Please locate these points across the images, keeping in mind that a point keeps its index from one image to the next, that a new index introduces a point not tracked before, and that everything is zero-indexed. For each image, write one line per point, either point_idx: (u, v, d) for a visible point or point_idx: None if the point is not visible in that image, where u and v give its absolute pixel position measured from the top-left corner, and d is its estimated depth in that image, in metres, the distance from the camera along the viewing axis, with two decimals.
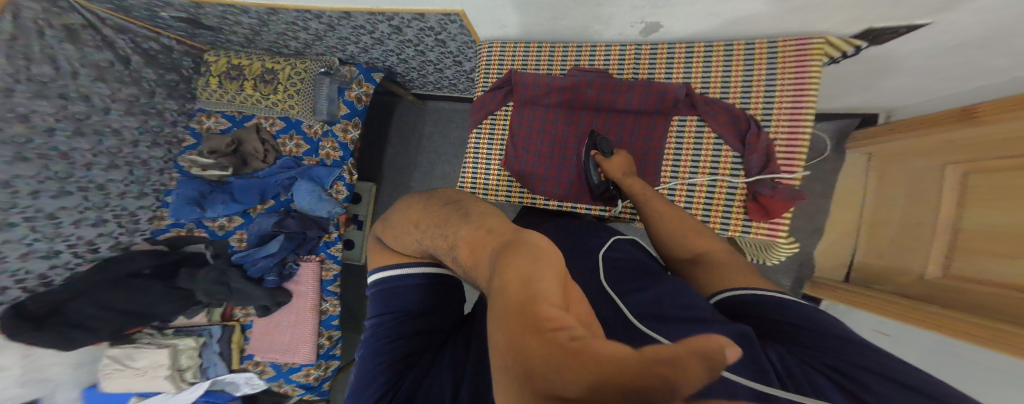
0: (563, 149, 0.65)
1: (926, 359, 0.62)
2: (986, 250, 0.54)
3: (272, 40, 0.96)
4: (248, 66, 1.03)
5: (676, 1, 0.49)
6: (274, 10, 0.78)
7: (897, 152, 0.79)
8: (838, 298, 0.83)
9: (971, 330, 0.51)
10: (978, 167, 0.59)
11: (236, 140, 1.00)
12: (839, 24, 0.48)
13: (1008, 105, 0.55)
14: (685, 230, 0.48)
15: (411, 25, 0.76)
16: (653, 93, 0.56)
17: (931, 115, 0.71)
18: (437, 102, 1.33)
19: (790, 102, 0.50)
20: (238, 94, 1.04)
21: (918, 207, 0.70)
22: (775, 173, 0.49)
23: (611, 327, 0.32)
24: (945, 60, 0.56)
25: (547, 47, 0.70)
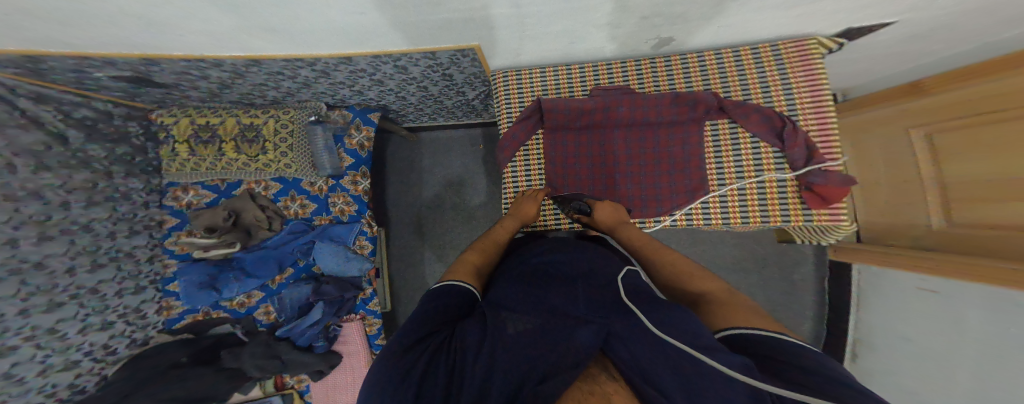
0: (604, 169, 0.66)
1: (944, 305, 0.69)
2: (978, 198, 0.63)
3: (246, 91, 0.87)
4: (220, 121, 0.93)
5: (693, 19, 0.53)
6: (256, 61, 0.70)
7: (860, 125, 0.93)
8: (861, 259, 0.91)
9: (987, 271, 0.58)
10: (942, 128, 0.70)
11: (232, 211, 0.92)
12: (830, 26, 0.56)
13: (950, 78, 0.68)
14: (684, 276, 0.44)
15: (418, 62, 0.74)
16: (683, 104, 0.61)
17: (884, 92, 0.85)
18: (431, 131, 1.31)
19: (809, 95, 0.58)
20: (218, 159, 0.93)
21: (902, 167, 0.80)
22: (822, 162, 0.53)
23: (626, 342, 0.29)
24: (898, 49, 0.66)
25: (563, 70, 0.72)
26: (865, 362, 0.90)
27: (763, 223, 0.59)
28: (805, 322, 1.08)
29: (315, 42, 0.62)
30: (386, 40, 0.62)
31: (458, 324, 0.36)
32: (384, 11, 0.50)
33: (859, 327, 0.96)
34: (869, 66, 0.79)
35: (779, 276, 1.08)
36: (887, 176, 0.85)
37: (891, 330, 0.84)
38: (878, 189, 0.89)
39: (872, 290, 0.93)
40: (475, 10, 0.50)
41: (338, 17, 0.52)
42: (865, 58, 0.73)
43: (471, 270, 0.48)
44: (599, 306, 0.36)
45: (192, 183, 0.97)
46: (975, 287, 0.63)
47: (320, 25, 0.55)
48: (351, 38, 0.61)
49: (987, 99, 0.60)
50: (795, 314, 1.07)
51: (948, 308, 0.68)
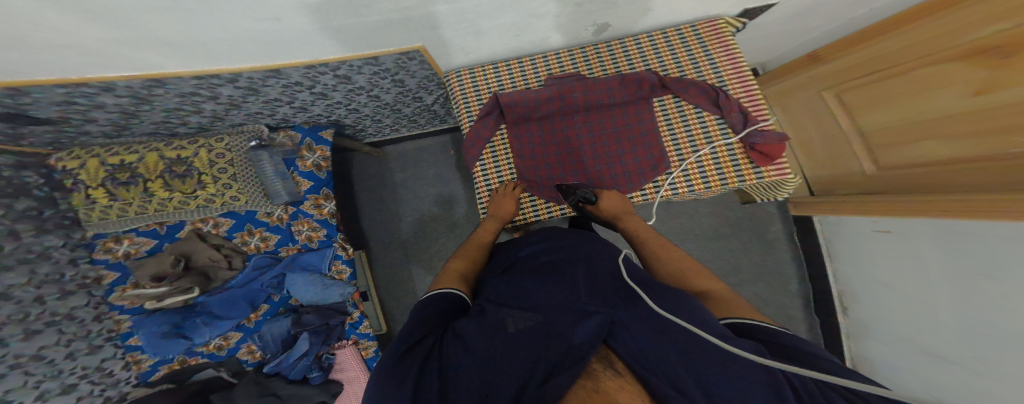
0: (571, 155, 0.69)
1: (927, 237, 0.72)
2: (900, 140, 0.71)
3: (160, 119, 0.80)
4: (138, 158, 0.85)
5: (618, 4, 0.58)
6: (158, 81, 0.63)
7: (780, 92, 1.03)
8: (821, 211, 0.99)
9: (934, 207, 0.65)
10: (847, 88, 0.80)
11: (182, 255, 0.86)
12: (730, 7, 0.64)
13: (841, 47, 0.79)
14: (686, 269, 0.50)
15: (362, 70, 0.74)
16: (630, 84, 0.65)
17: (791, 63, 0.97)
18: (397, 145, 1.30)
19: (731, 68, 0.65)
20: (148, 200, 0.86)
21: (824, 122, 0.89)
22: (756, 124, 0.60)
23: (633, 335, 0.32)
24: (789, 25, 0.77)
25: (514, 64, 0.74)
26: (860, 314, 0.95)
27: (723, 184, 0.63)
28: (783, 274, 1.15)
29: (220, 47, 0.54)
30: (309, 47, 0.59)
31: (451, 324, 0.39)
32: (301, 17, 0.48)
33: (839, 279, 1.02)
34: (776, 40, 0.89)
35: (751, 236, 1.17)
36: (817, 135, 0.93)
37: (867, 275, 0.91)
38: (812, 145, 0.97)
39: (840, 239, 0.99)
40: (408, 9, 0.50)
41: (242, 26, 0.48)
42: (773, 33, 0.82)
43: (458, 276, 0.52)
44: (597, 294, 0.39)
45: (124, 231, 0.86)
46: (928, 225, 0.71)
47: (223, 35, 0.50)
48: (269, 47, 0.57)
49: (881, 59, 0.70)
50: (772, 270, 1.15)
51: (909, 243, 0.76)
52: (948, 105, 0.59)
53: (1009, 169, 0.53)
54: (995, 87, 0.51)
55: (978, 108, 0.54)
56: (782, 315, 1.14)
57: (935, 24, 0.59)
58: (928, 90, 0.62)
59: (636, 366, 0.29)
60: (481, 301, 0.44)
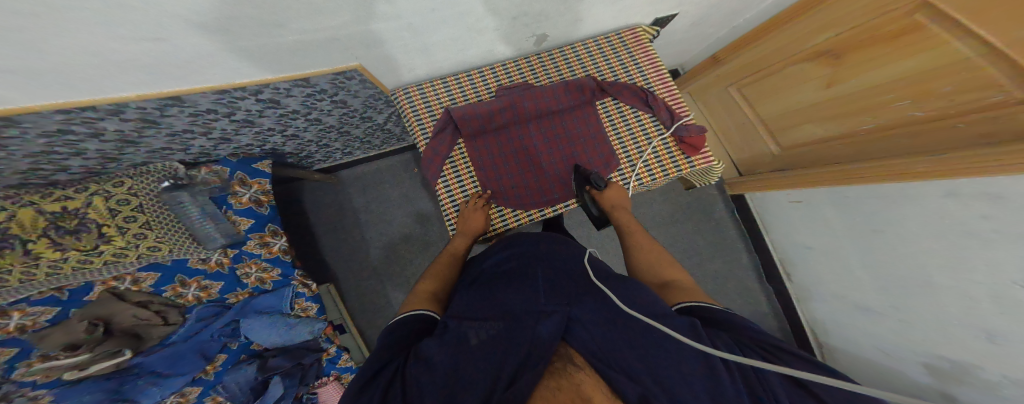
0: (531, 161, 0.72)
1: (832, 212, 0.91)
2: (811, 119, 0.87)
3: (25, 166, 0.64)
4: (8, 216, 0.66)
5: (553, 16, 0.65)
6: (7, 120, 0.49)
7: (699, 88, 1.23)
8: (752, 189, 1.16)
9: (845, 175, 0.81)
10: (748, 83, 1.01)
11: (98, 318, 0.72)
12: (644, 16, 0.76)
13: (733, 49, 1.01)
14: (660, 263, 0.57)
15: (291, 93, 0.70)
16: (574, 91, 0.71)
17: (701, 65, 1.19)
18: (351, 169, 1.25)
19: (654, 71, 0.76)
20: (33, 266, 0.68)
21: (733, 111, 1.11)
22: (681, 120, 0.70)
23: (588, 329, 0.38)
24: (688, 32, 0.95)
25: (463, 77, 0.76)
26: (798, 277, 1.14)
27: (665, 174, 0.72)
28: (728, 237, 1.31)
29: (89, 73, 0.44)
30: (213, 65, 0.52)
31: (418, 343, 0.42)
32: (200, 35, 0.43)
33: (778, 247, 1.20)
34: (687, 45, 1.07)
35: (701, 216, 1.32)
36: (732, 123, 1.14)
37: (792, 241, 1.11)
38: (731, 133, 1.17)
39: (766, 210, 1.19)
40: (333, 26, 0.49)
41: (121, 46, 0.40)
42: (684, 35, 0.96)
43: (427, 297, 0.54)
44: (554, 296, 0.44)
45: (10, 302, 0.66)
46: (825, 193, 0.91)
47: (90, 60, 0.42)
48: (161, 70, 0.49)
49: (761, 60, 0.94)
50: (718, 237, 1.30)
51: (815, 211, 0.96)
52: (817, 94, 0.82)
53: (872, 139, 0.74)
54: (850, 78, 0.73)
55: (845, 93, 0.76)
56: (740, 285, 1.28)
57: (794, 31, 0.81)
58: (797, 86, 0.86)
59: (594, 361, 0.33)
60: (444, 319, 0.45)
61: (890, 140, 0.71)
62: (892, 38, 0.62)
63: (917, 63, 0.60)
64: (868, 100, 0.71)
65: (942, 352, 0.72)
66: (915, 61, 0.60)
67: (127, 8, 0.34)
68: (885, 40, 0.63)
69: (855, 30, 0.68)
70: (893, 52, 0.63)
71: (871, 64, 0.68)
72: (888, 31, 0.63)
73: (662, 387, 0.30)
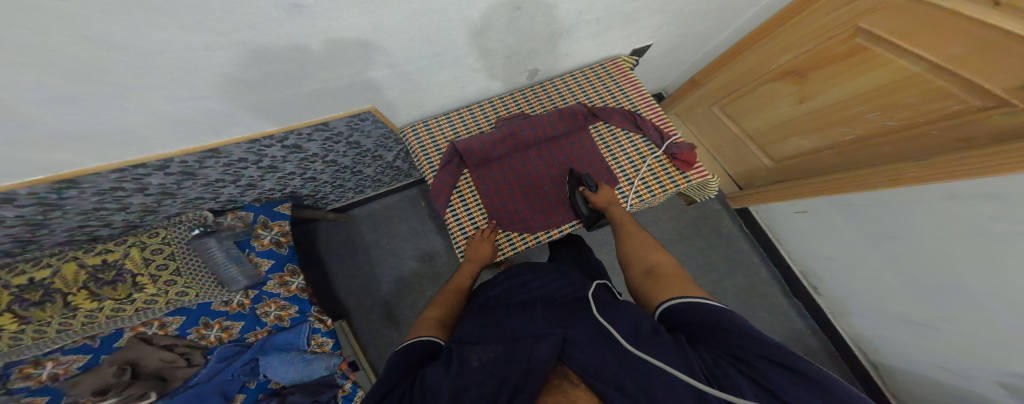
0: (533, 186, 0.76)
1: (839, 216, 0.91)
2: (804, 131, 0.89)
3: (76, 224, 0.75)
4: (54, 271, 0.77)
5: (538, 55, 0.73)
6: (70, 182, 0.60)
7: (684, 108, 1.29)
8: (756, 201, 1.16)
9: (851, 183, 0.81)
10: (728, 103, 1.08)
11: (126, 362, 0.77)
12: (622, 48, 0.83)
13: (708, 71, 1.09)
14: (647, 248, 0.59)
15: (313, 137, 0.77)
16: (568, 117, 0.76)
17: (680, 88, 1.27)
18: (363, 206, 1.31)
19: (639, 96, 0.80)
20: (69, 316, 0.75)
21: (722, 129, 1.16)
22: (671, 139, 0.74)
23: (581, 348, 0.38)
24: (664, 61, 1.04)
25: (462, 113, 0.81)
26: (828, 291, 1.10)
27: (663, 190, 0.73)
28: (741, 250, 1.28)
29: (142, 129, 0.53)
30: (241, 115, 0.59)
31: (420, 370, 0.42)
32: (235, 92, 0.52)
33: (796, 258, 1.17)
34: (665, 71, 1.15)
35: (711, 232, 1.31)
36: (722, 139, 1.19)
37: (809, 251, 1.09)
38: (722, 149, 1.22)
39: (776, 221, 1.17)
40: (347, 76, 0.58)
41: (174, 105, 0.50)
42: (664, 61, 1.04)
43: (432, 323, 0.55)
44: (552, 320, 0.45)
45: (45, 352, 0.74)
46: (829, 201, 0.92)
47: (140, 116, 0.50)
48: (198, 124, 0.57)
49: (736, 80, 1.00)
50: (731, 250, 1.28)
51: (824, 219, 0.96)
52: (796, 108, 0.87)
53: (860, 145, 0.78)
54: (820, 92, 0.79)
55: (817, 106, 0.81)
56: (762, 301, 1.22)
57: (761, 51, 0.88)
58: (771, 103, 0.93)
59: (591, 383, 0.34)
60: (450, 343, 0.47)
61: (877, 147, 0.74)
62: (847, 58, 0.70)
63: (871, 78, 0.67)
64: (839, 113, 0.78)
65: (1015, 368, 0.65)
66: (873, 75, 0.67)
67: (183, 72, 0.43)
68: (841, 59, 0.71)
69: (811, 52, 0.76)
70: (850, 70, 0.71)
71: (836, 80, 0.74)
72: (837, 52, 0.71)
73: (648, 398, 0.29)
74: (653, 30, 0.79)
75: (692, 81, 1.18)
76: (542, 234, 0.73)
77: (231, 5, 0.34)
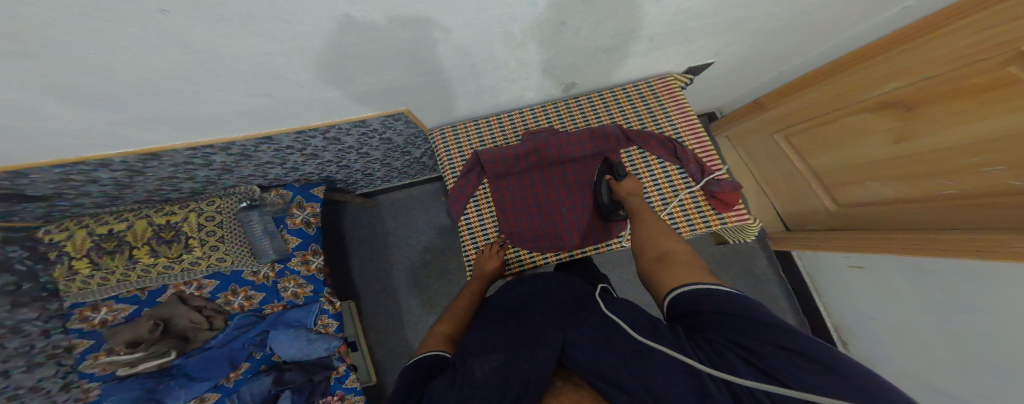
0: (549, 206, 0.73)
1: (900, 280, 0.78)
2: (887, 175, 0.77)
3: (153, 187, 0.83)
4: (128, 226, 0.86)
5: (584, 68, 0.70)
6: (154, 154, 0.68)
7: (742, 131, 1.20)
8: (802, 246, 1.03)
9: (921, 244, 0.69)
10: (791, 132, 0.99)
11: (161, 319, 0.83)
12: (675, 66, 0.78)
13: (777, 95, 1.00)
14: (660, 235, 0.54)
15: (350, 132, 0.81)
16: (597, 138, 0.73)
17: (740, 110, 1.18)
18: (387, 193, 1.35)
19: (684, 121, 0.75)
20: (131, 268, 0.85)
21: (783, 160, 1.06)
22: (712, 174, 0.68)
23: (582, 351, 0.36)
24: (718, 81, 0.97)
25: (495, 120, 0.81)
26: (858, 351, 0.96)
27: (692, 229, 0.68)
28: (778, 300, 1.14)
29: (213, 120, 0.60)
30: (293, 114, 0.64)
31: (428, 385, 0.39)
32: (290, 92, 0.55)
33: (833, 315, 1.03)
34: (718, 91, 1.08)
35: (742, 273, 1.18)
36: (779, 172, 1.09)
37: (853, 308, 0.95)
38: (778, 182, 1.12)
39: (821, 274, 1.04)
40: (391, 81, 0.60)
41: (233, 101, 0.54)
42: (718, 81, 0.97)
43: (443, 338, 0.53)
44: (550, 324, 0.43)
45: (104, 298, 0.84)
46: (890, 259, 0.79)
47: (211, 109, 0.55)
48: (259, 118, 0.63)
49: (810, 110, 0.91)
50: (767, 298, 1.15)
51: (882, 279, 0.82)
52: (882, 149, 0.75)
53: (949, 206, 0.66)
54: (920, 135, 0.67)
55: (920, 150, 0.67)
56: None
57: (852, 78, 0.78)
58: (849, 139, 0.83)
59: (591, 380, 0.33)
60: (456, 356, 0.43)
61: (984, 209, 0.60)
62: (963, 98, 0.57)
63: (979, 129, 0.56)
64: (944, 163, 0.64)
65: None
66: (976, 127, 0.57)
67: (249, 73, 0.47)
68: (959, 97, 0.58)
69: (918, 85, 0.65)
70: (970, 112, 0.57)
71: (941, 123, 0.62)
72: (952, 88, 0.59)
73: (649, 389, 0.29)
74: (713, 51, 0.73)
75: (753, 104, 1.11)
76: (552, 256, 0.70)
77: (290, 16, 0.36)
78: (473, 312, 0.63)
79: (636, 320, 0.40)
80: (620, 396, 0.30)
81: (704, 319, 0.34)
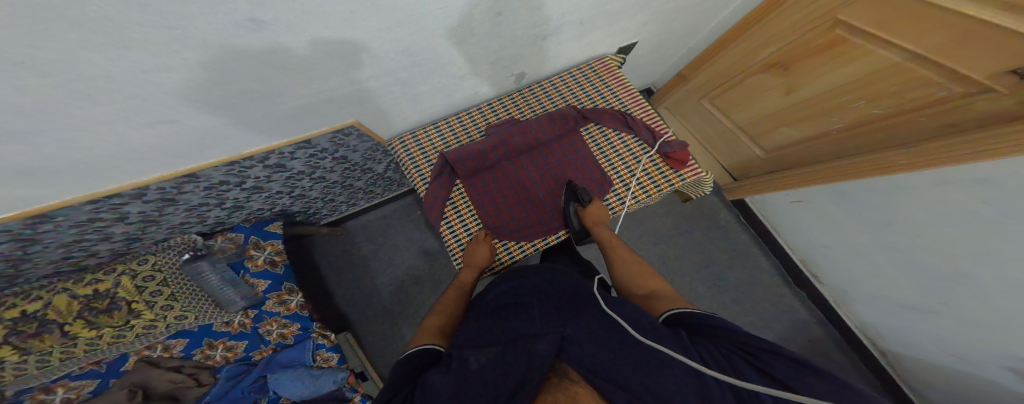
0: (527, 193, 0.75)
1: (833, 204, 0.91)
2: (795, 122, 0.88)
3: (60, 255, 0.74)
4: (45, 304, 0.75)
5: (525, 59, 0.71)
6: (44, 216, 0.59)
7: (674, 101, 1.29)
8: (752, 191, 1.14)
9: (841, 169, 0.80)
10: (714, 96, 1.10)
11: (134, 387, 0.76)
12: (609, 47, 0.81)
13: (694, 65, 1.10)
14: (640, 273, 0.61)
15: (296, 155, 0.75)
16: (557, 120, 0.75)
17: (668, 82, 1.28)
18: (357, 219, 1.30)
19: (628, 95, 0.80)
20: (69, 346, 0.74)
21: (713, 121, 1.17)
22: (662, 139, 0.74)
23: (579, 345, 0.40)
24: (654, 53, 1.02)
25: (451, 123, 0.80)
26: (827, 278, 1.11)
27: (659, 190, 0.73)
28: (738, 239, 1.29)
29: (124, 157, 0.53)
30: (223, 139, 0.59)
31: (423, 377, 0.43)
32: (206, 113, 0.50)
33: (796, 250, 1.18)
34: (653, 66, 1.15)
35: (705, 223, 1.31)
36: (714, 133, 1.20)
37: (807, 241, 1.10)
38: (716, 142, 1.23)
39: (772, 211, 1.18)
40: (327, 91, 0.56)
41: (138, 131, 0.47)
42: (652, 54, 1.03)
43: (434, 331, 0.55)
44: (549, 319, 0.46)
45: (54, 378, 0.74)
46: (826, 191, 0.91)
47: (117, 149, 0.49)
48: (178, 151, 0.57)
49: (721, 75, 1.02)
50: (728, 239, 1.29)
51: (816, 208, 0.98)
52: (784, 100, 0.87)
53: (845, 136, 0.78)
54: (806, 84, 0.79)
55: (805, 97, 0.81)
56: (765, 289, 1.24)
57: (744, 45, 0.89)
58: (758, 95, 0.94)
59: (587, 378, 0.35)
60: (449, 350, 0.46)
61: (872, 134, 0.73)
62: (827, 49, 0.70)
63: (854, 69, 0.67)
64: (834, 103, 0.76)
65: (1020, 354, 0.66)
66: (855, 66, 0.67)
67: (144, 100, 0.41)
68: (824, 50, 0.71)
69: (791, 45, 0.77)
70: (840, 58, 0.69)
71: (820, 71, 0.74)
72: (817, 45, 0.72)
73: (650, 391, 0.32)
74: (636, 30, 0.78)
75: (678, 76, 1.21)
76: (539, 241, 0.73)
77: (183, 22, 0.31)
78: (462, 304, 0.65)
79: (637, 318, 0.45)
80: (620, 395, 0.32)
81: (705, 333, 0.41)
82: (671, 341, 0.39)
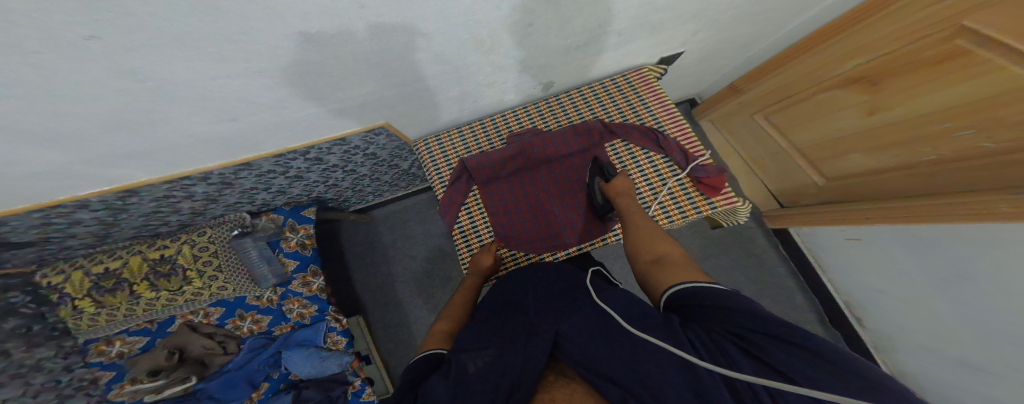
0: (542, 206, 0.73)
1: (899, 248, 0.79)
2: (870, 146, 0.79)
3: (140, 222, 0.84)
4: (123, 263, 0.88)
5: (559, 68, 0.70)
6: (131, 190, 0.69)
7: (723, 116, 1.22)
8: (803, 222, 1.03)
9: (923, 210, 0.70)
10: (772, 111, 1.01)
11: (174, 347, 0.86)
12: (648, 58, 0.79)
13: (752, 77, 1.02)
14: (652, 239, 0.54)
15: (332, 151, 0.80)
16: (582, 133, 0.73)
17: (717, 95, 1.21)
18: (382, 208, 1.36)
19: (663, 111, 0.75)
20: (133, 304, 0.86)
21: (767, 139, 1.08)
22: (696, 161, 0.68)
23: (575, 342, 0.38)
24: (696, 64, 0.97)
25: (479, 126, 0.80)
26: (871, 322, 0.96)
27: (683, 216, 0.68)
28: (777, 273, 1.17)
29: (195, 148, 0.60)
30: (269, 137, 0.64)
31: (425, 382, 0.42)
32: (260, 113, 0.55)
33: (841, 289, 1.04)
34: (696, 77, 1.09)
35: (740, 252, 1.20)
36: (765, 152, 1.11)
37: (858, 283, 0.96)
38: (766, 162, 1.13)
39: (822, 248, 1.04)
40: (363, 95, 0.59)
41: (202, 127, 0.53)
42: (694, 66, 0.97)
43: (443, 335, 0.55)
44: (547, 314, 0.44)
45: (116, 332, 0.86)
46: (892, 231, 0.80)
47: (186, 139, 0.56)
48: (235, 144, 0.63)
49: (786, 89, 0.93)
50: (766, 272, 1.17)
51: (877, 251, 0.85)
52: (862, 121, 0.78)
53: (933, 170, 0.68)
54: (894, 105, 0.70)
55: (890, 120, 0.72)
56: None
57: (818, 58, 0.81)
58: (828, 113, 0.85)
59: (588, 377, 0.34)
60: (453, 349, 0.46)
61: (962, 172, 0.63)
62: (938, 64, 0.59)
63: (963, 91, 0.57)
64: (926, 130, 0.66)
65: None
66: (964, 88, 0.57)
67: (210, 99, 0.46)
68: (925, 67, 0.61)
69: (885, 58, 0.68)
70: (939, 79, 0.60)
71: (914, 91, 0.65)
72: (927, 57, 0.60)
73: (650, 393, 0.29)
74: (685, 38, 0.74)
75: (730, 88, 1.13)
76: (548, 255, 0.70)
77: (244, 36, 0.35)
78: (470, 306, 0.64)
79: (632, 309, 0.42)
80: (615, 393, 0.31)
81: (701, 311, 0.36)
82: (662, 330, 0.35)
